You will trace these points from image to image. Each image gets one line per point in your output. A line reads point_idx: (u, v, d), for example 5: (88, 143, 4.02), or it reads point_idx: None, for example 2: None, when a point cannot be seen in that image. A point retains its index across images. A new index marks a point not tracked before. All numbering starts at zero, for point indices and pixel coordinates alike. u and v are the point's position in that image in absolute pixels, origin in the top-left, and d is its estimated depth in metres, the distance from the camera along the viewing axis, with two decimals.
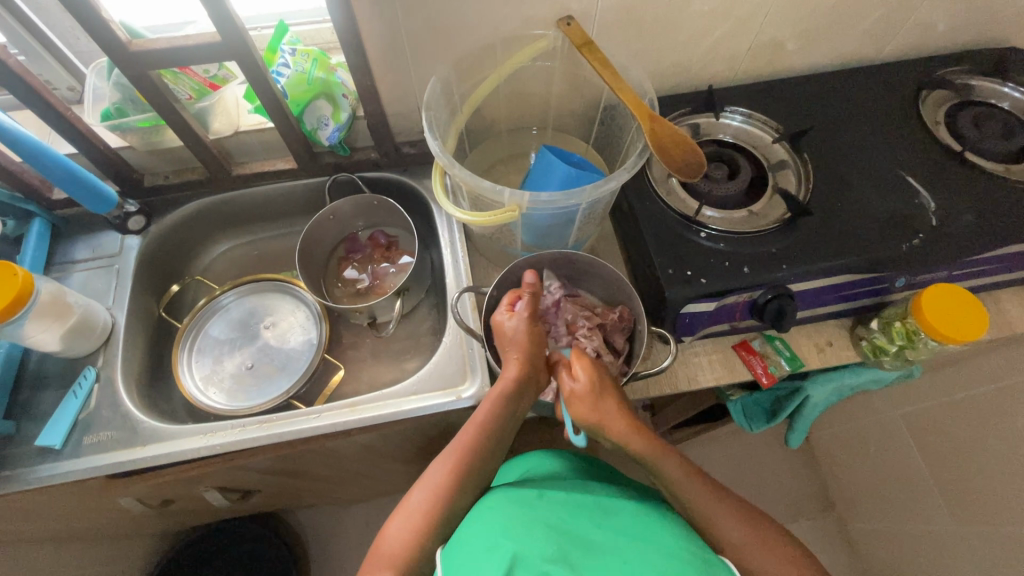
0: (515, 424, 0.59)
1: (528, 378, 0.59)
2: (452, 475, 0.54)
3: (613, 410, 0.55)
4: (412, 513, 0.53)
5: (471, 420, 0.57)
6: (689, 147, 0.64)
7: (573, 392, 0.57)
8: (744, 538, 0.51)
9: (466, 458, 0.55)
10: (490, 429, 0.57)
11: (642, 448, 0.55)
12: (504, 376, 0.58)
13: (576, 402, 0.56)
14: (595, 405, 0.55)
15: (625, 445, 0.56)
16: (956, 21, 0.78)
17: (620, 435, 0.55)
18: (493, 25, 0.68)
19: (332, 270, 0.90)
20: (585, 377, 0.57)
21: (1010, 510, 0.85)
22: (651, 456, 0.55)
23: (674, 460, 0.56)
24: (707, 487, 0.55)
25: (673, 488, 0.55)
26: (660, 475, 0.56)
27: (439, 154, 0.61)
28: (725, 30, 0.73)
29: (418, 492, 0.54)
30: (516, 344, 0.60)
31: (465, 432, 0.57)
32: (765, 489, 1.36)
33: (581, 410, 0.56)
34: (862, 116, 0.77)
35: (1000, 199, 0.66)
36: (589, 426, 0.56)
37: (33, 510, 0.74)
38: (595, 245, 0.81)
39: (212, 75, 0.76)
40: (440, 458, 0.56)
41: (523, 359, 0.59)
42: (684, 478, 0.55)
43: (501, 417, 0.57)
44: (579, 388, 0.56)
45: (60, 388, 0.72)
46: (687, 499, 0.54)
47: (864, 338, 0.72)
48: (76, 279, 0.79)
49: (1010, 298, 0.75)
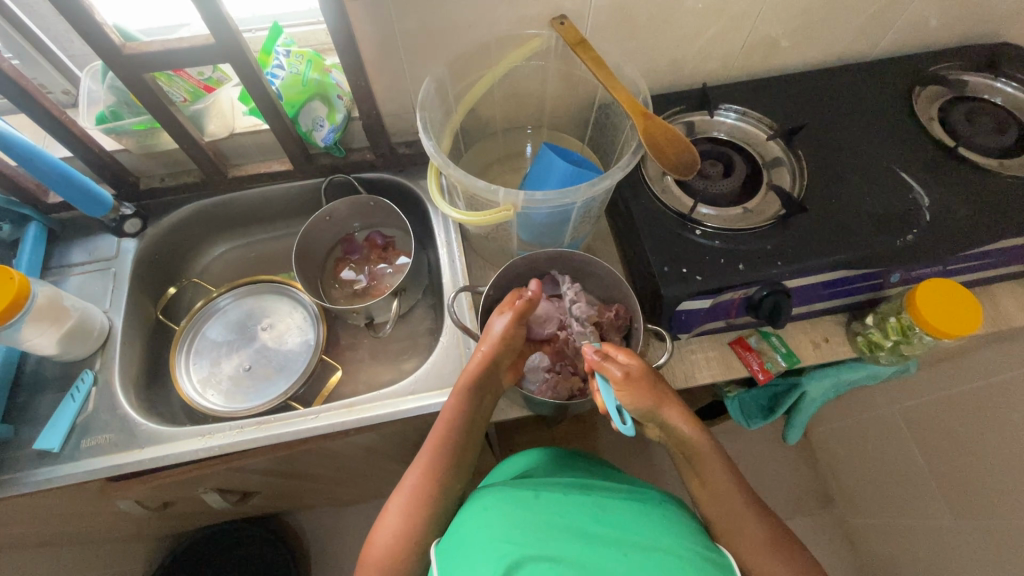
0: (480, 419, 0.61)
1: (492, 373, 0.61)
2: (428, 478, 0.56)
3: (668, 392, 0.56)
4: (392, 517, 0.54)
5: (439, 417, 0.59)
6: (682, 145, 0.64)
7: (627, 374, 0.54)
8: (760, 534, 0.53)
9: (439, 463, 0.57)
10: (457, 424, 0.58)
11: (688, 432, 0.57)
12: (468, 370, 0.60)
13: (636, 381, 0.54)
14: (651, 386, 0.55)
15: (671, 429, 0.57)
16: (949, 17, 0.78)
17: (673, 417, 0.56)
18: (486, 25, 0.68)
19: (329, 272, 0.90)
20: (638, 361, 0.56)
21: (1008, 504, 0.86)
22: (698, 444, 0.57)
23: (712, 448, 0.57)
24: (731, 470, 0.57)
25: (705, 477, 0.57)
26: (703, 466, 0.57)
27: (433, 154, 0.61)
28: (718, 28, 0.73)
29: (398, 496, 0.55)
30: (488, 340, 0.60)
31: (435, 428, 0.59)
32: (764, 484, 1.36)
33: (638, 394, 0.54)
34: (857, 112, 0.77)
35: (994, 193, 0.66)
36: (645, 409, 0.55)
37: (30, 513, 0.74)
38: (591, 244, 0.81)
39: (206, 78, 0.76)
40: (416, 461, 0.57)
41: (491, 354, 0.60)
42: (722, 470, 0.56)
43: (468, 412, 0.59)
44: (635, 368, 0.55)
45: (58, 391, 0.72)
46: (716, 486, 0.56)
47: (860, 333, 0.73)
48: (73, 283, 0.79)
49: (1004, 292, 0.75)
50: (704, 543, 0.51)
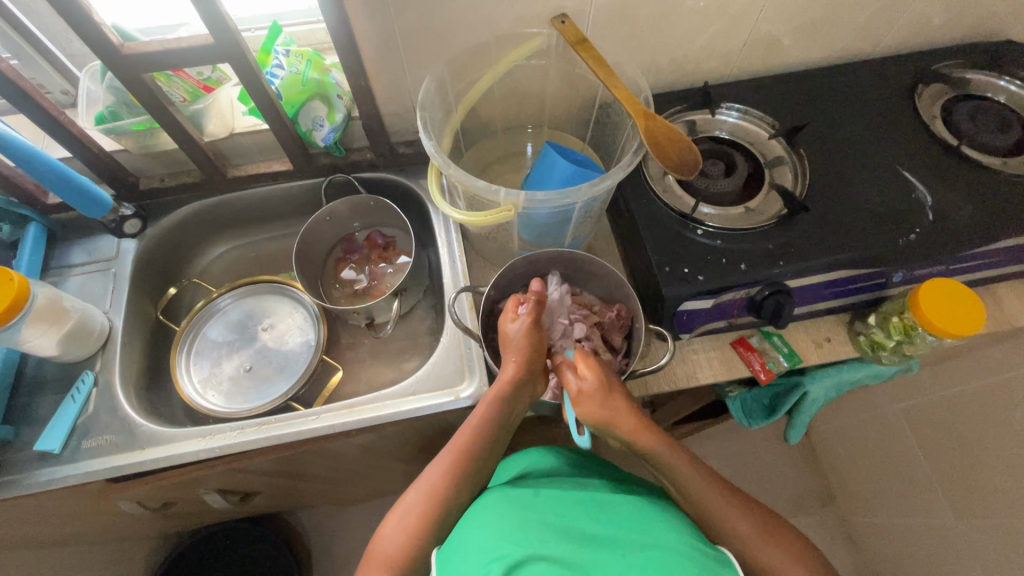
0: (510, 425, 0.60)
1: (525, 381, 0.59)
2: (446, 477, 0.55)
3: (622, 409, 0.55)
4: (406, 513, 0.54)
5: (466, 422, 0.58)
6: (683, 144, 0.64)
7: (580, 390, 0.56)
8: (749, 530, 0.52)
9: (458, 464, 0.56)
10: (485, 430, 0.57)
11: (649, 446, 0.56)
12: (501, 379, 0.59)
13: (584, 399, 0.55)
14: (604, 401, 0.55)
15: (635, 443, 0.56)
16: (952, 15, 0.78)
17: (630, 431, 0.55)
18: (487, 24, 0.68)
19: (329, 271, 0.90)
20: (593, 376, 0.56)
21: (1010, 503, 0.85)
22: (660, 453, 0.56)
23: (679, 456, 0.56)
24: (709, 480, 0.55)
25: (677, 482, 0.56)
26: (670, 473, 0.56)
27: (433, 154, 0.61)
28: (719, 27, 0.73)
29: (414, 492, 0.55)
30: (514, 348, 0.60)
31: (461, 433, 0.58)
32: (765, 483, 1.36)
33: (590, 409, 0.55)
34: (859, 110, 0.76)
35: (997, 193, 0.66)
36: (597, 424, 0.56)
37: (31, 514, 0.74)
38: (592, 244, 0.81)
39: (205, 78, 0.76)
40: (435, 460, 0.57)
41: (521, 363, 0.59)
42: (693, 474, 0.55)
43: (498, 419, 0.58)
44: (587, 386, 0.56)
45: (59, 392, 0.72)
46: (693, 496, 0.55)
47: (862, 334, 0.72)
48: (73, 284, 0.79)
49: (1007, 292, 0.75)
50: (702, 538, 0.50)
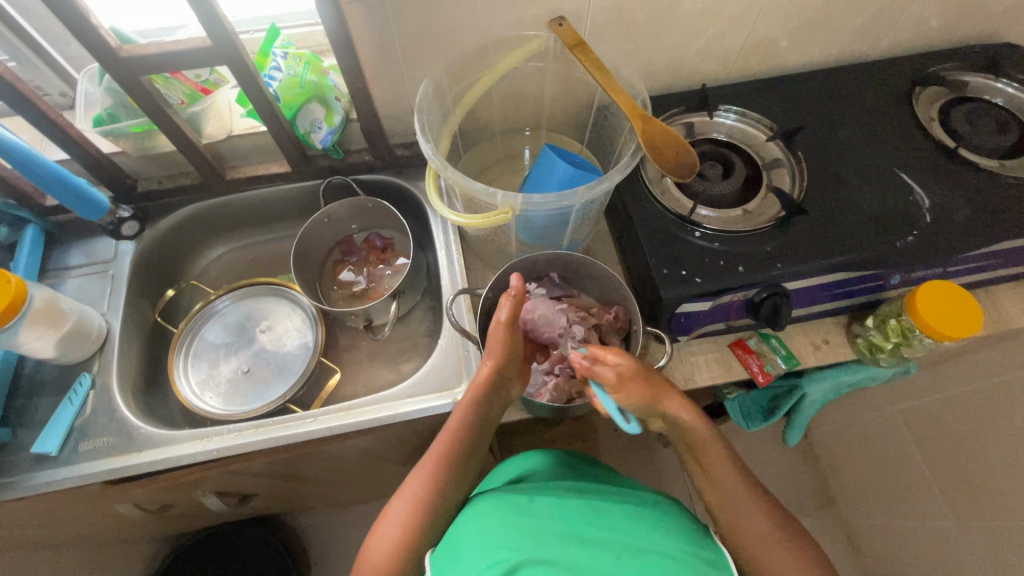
0: (490, 424, 0.60)
1: (498, 381, 0.59)
2: (429, 485, 0.55)
3: (661, 384, 0.56)
4: (393, 524, 0.54)
5: (446, 423, 0.59)
6: (681, 147, 0.64)
7: (620, 374, 0.54)
8: (764, 529, 0.52)
9: (441, 470, 0.56)
10: (460, 432, 0.58)
11: (688, 422, 0.56)
12: (476, 378, 0.60)
13: (629, 382, 0.54)
14: (645, 379, 0.55)
15: (672, 420, 0.57)
16: (949, 17, 0.78)
17: (671, 406, 0.56)
18: (484, 27, 0.68)
19: (327, 273, 0.90)
20: (627, 359, 0.55)
21: (1008, 505, 0.85)
22: (697, 431, 0.57)
23: (711, 435, 0.57)
24: (736, 465, 0.57)
25: (707, 464, 0.57)
26: (704, 453, 0.57)
27: (431, 157, 0.61)
28: (717, 29, 0.73)
29: (399, 503, 0.55)
30: (490, 348, 0.59)
31: (441, 435, 0.59)
32: (764, 484, 1.36)
33: (635, 391, 0.54)
34: (857, 113, 0.76)
35: (995, 195, 0.66)
36: (642, 405, 0.55)
37: (28, 517, 0.74)
38: (590, 246, 0.81)
39: (203, 80, 0.77)
40: (418, 469, 0.57)
41: (494, 364, 0.59)
42: (724, 456, 0.56)
43: (472, 420, 0.59)
44: (627, 368, 0.54)
45: (56, 395, 0.72)
46: (720, 474, 0.56)
47: (860, 336, 0.72)
48: (71, 286, 0.79)
49: (1005, 294, 0.75)
50: (704, 542, 0.51)
